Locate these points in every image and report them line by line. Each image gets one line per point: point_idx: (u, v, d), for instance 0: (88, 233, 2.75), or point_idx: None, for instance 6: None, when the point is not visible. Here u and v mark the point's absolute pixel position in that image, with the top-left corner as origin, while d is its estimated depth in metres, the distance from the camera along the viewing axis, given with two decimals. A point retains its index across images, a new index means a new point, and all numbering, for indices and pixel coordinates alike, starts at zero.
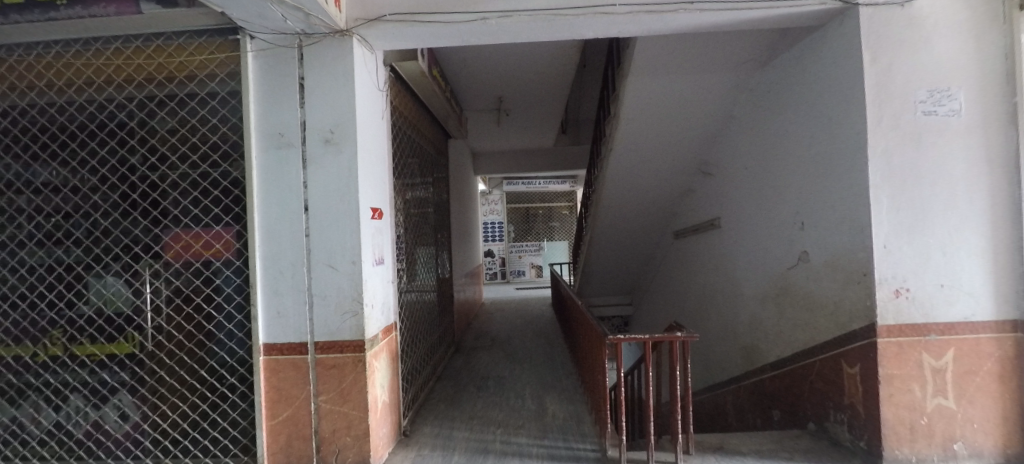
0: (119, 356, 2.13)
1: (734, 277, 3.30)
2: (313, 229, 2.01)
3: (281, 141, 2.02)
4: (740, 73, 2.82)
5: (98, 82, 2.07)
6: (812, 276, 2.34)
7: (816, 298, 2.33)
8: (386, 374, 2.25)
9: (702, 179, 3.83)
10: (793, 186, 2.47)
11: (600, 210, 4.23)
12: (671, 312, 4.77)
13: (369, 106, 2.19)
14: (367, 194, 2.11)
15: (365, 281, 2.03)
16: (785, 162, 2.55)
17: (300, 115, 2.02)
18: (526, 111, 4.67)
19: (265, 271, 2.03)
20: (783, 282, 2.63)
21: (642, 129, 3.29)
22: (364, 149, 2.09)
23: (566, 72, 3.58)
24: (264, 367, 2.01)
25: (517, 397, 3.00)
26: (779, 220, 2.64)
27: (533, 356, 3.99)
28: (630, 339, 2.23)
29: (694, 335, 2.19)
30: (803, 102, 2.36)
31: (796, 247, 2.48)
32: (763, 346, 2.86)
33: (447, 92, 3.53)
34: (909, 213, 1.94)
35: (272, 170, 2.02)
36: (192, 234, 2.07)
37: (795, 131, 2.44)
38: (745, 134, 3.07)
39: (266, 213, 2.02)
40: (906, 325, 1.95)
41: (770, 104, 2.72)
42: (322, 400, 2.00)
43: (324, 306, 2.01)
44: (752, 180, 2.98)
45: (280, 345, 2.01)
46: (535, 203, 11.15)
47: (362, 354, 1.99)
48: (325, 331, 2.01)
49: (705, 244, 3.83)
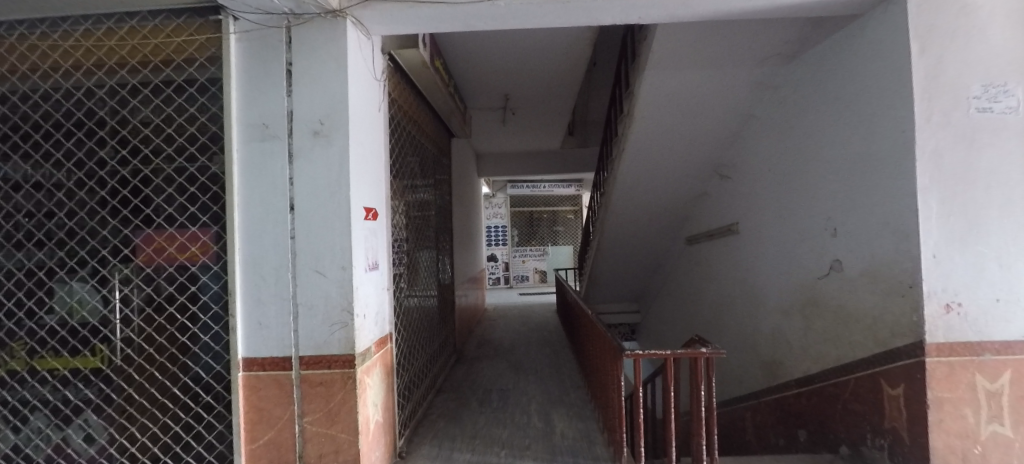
0: (83, 371, 1.89)
1: (755, 285, 3.11)
2: (299, 231, 1.82)
3: (265, 133, 1.82)
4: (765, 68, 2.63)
5: (65, 66, 1.85)
6: (846, 287, 2.16)
7: (851, 312, 2.13)
8: (380, 391, 2.05)
9: (717, 182, 3.67)
10: (825, 190, 2.29)
11: (610, 214, 4.06)
12: (682, 321, 4.61)
13: (364, 97, 2.00)
14: (360, 193, 1.92)
15: (356, 288, 1.83)
16: (815, 164, 2.37)
17: (287, 104, 1.83)
18: (533, 110, 4.49)
19: (245, 276, 1.83)
20: (812, 293, 2.45)
21: (657, 128, 3.11)
22: (357, 143, 1.90)
23: (577, 68, 3.42)
24: (242, 384, 1.81)
25: (522, 413, 2.80)
26: (809, 225, 2.45)
27: (539, 367, 3.79)
28: (650, 355, 2.02)
29: (721, 352, 1.99)
30: (837, 98, 2.18)
31: (826, 256, 2.30)
32: (790, 361, 2.67)
33: (451, 86, 3.34)
34: (961, 220, 1.75)
35: (254, 164, 1.83)
36: (165, 236, 1.87)
37: (826, 129, 2.27)
38: (767, 134, 2.89)
39: (248, 213, 1.83)
40: (958, 343, 1.75)
41: (798, 102, 2.53)
42: (307, 421, 1.81)
43: (311, 317, 1.82)
44: (775, 183, 2.80)
45: (261, 359, 1.82)
46: (540, 206, 10.94)
47: (352, 371, 1.80)
48: (311, 345, 1.81)
49: (721, 250, 3.67)
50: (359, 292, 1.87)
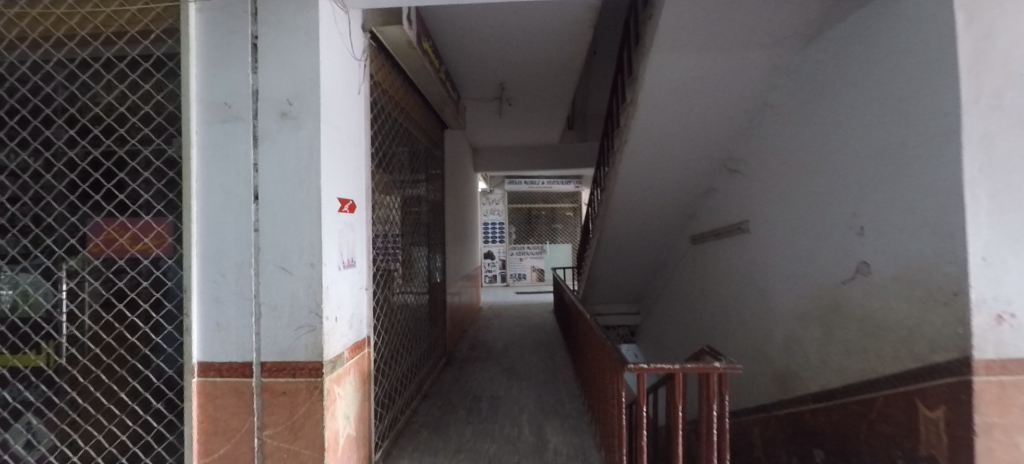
0: (23, 371, 1.70)
1: (767, 288, 2.98)
2: (262, 223, 1.63)
3: (226, 113, 1.64)
4: (782, 49, 2.47)
5: (8, 38, 1.67)
6: (876, 291, 1.97)
7: (878, 323, 1.96)
8: (354, 400, 1.86)
9: (725, 177, 3.54)
10: (846, 187, 2.14)
11: (611, 212, 3.87)
12: (685, 324, 4.44)
13: (341, 76, 1.81)
14: (333, 181, 1.72)
15: (326, 288, 1.64)
16: (836, 159, 2.20)
17: (252, 82, 1.64)
18: (530, 101, 4.29)
19: (202, 272, 1.64)
20: (833, 297, 2.27)
21: (662, 115, 2.92)
22: (330, 126, 1.71)
23: (577, 53, 3.24)
24: (196, 392, 1.62)
25: (512, 425, 2.60)
26: (828, 225, 2.29)
27: (533, 372, 3.60)
28: (656, 370, 1.81)
29: (737, 367, 1.82)
30: (867, 82, 1.98)
31: (852, 258, 2.12)
32: (806, 373, 2.50)
33: (442, 72, 3.15)
34: (1015, 217, 1.53)
35: (215, 148, 1.64)
36: (116, 225, 1.68)
37: (852, 117, 2.07)
38: (786, 125, 2.70)
39: (206, 202, 1.64)
40: (1010, 360, 1.54)
41: (820, 90, 2.34)
42: (268, 435, 1.62)
43: (275, 319, 1.63)
44: (795, 179, 2.61)
45: (219, 365, 1.63)
46: (539, 204, 10.73)
47: (319, 380, 1.61)
48: (274, 350, 1.63)
49: (730, 251, 3.51)
50: (330, 292, 1.67)
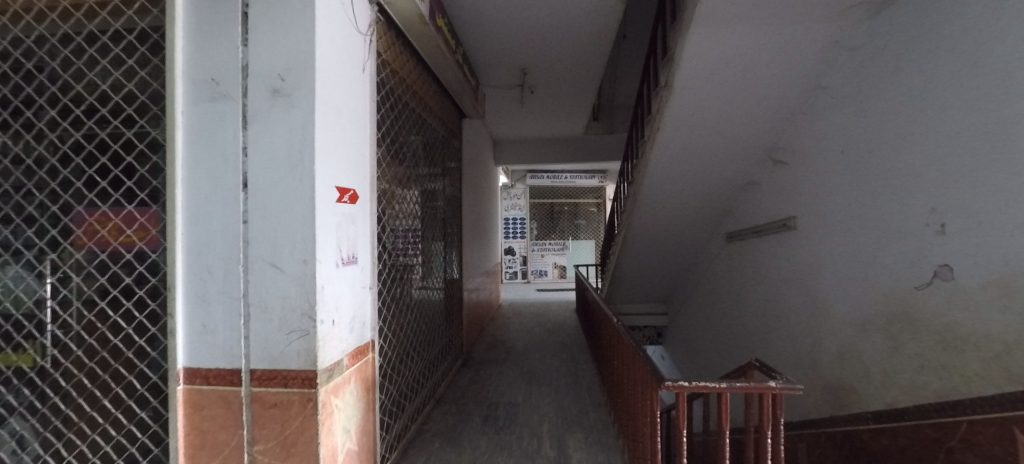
0: (5, 372, 1.58)
1: (818, 292, 2.70)
2: (252, 214, 1.46)
3: (214, 90, 1.46)
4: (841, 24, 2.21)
5: None
6: (957, 300, 1.78)
7: (965, 337, 1.76)
8: (354, 412, 1.68)
9: (768, 169, 3.22)
10: (922, 179, 1.91)
11: (638, 207, 3.58)
12: (718, 327, 4.15)
13: (341, 50, 1.61)
14: (331, 167, 1.53)
15: (321, 288, 1.45)
16: (910, 148, 1.97)
17: (242, 56, 1.46)
18: (555, 89, 4.06)
19: (187, 268, 1.48)
20: (902, 307, 2.06)
21: (702, 98, 2.63)
22: (328, 106, 1.51)
23: (603, 36, 2.99)
24: (182, 400, 1.47)
25: (530, 436, 2.40)
26: (899, 223, 2.04)
27: (554, 376, 3.40)
28: (699, 388, 1.55)
29: (797, 388, 1.54)
30: (954, 67, 1.76)
31: (928, 261, 1.91)
32: (864, 390, 2.28)
33: (459, 54, 2.94)
34: None
35: (201, 130, 1.47)
36: (98, 216, 1.52)
37: (932, 109, 1.86)
38: (842, 111, 2.42)
39: (192, 190, 1.47)
40: None
41: (888, 70, 2.09)
42: (258, 450, 1.45)
43: (265, 322, 1.46)
44: (856, 174, 2.33)
45: (205, 371, 1.47)
46: (561, 199, 10.44)
47: (312, 392, 1.42)
48: (265, 357, 1.46)
49: (774, 250, 3.20)
50: (326, 293, 1.48)
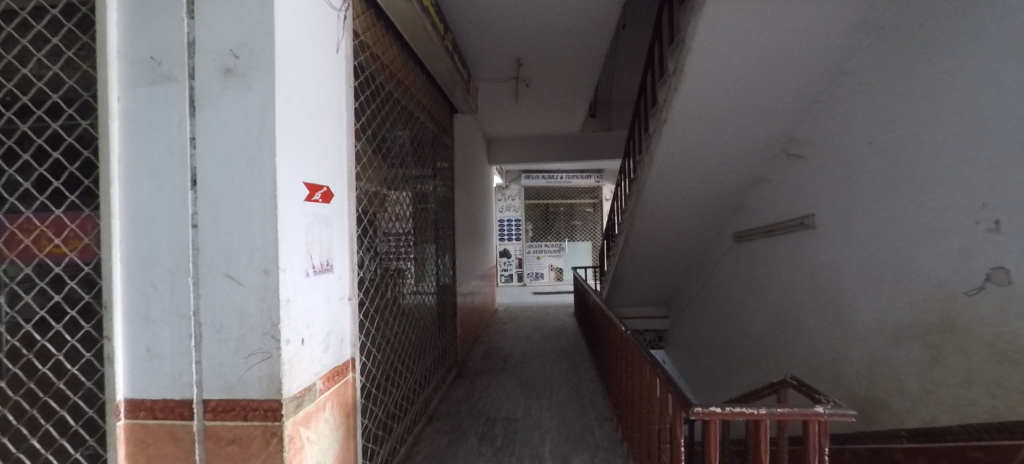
0: None
1: (841, 295, 2.52)
2: (202, 216, 1.24)
3: (155, 72, 1.24)
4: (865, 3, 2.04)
5: None
6: (1013, 307, 1.60)
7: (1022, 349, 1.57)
8: (330, 443, 1.45)
9: (781, 164, 3.05)
10: (971, 173, 1.73)
11: (641, 205, 3.39)
12: (725, 331, 3.97)
13: (308, 24, 1.39)
14: (297, 159, 1.31)
15: (285, 300, 1.23)
16: (953, 139, 1.79)
17: (188, 31, 1.24)
18: (552, 82, 3.85)
19: (126, 282, 1.25)
20: (945, 313, 1.87)
21: (712, 87, 2.44)
22: (293, 87, 1.29)
23: (605, 22, 2.79)
24: (125, 439, 1.24)
25: (533, 458, 2.18)
26: (942, 222, 1.86)
27: (556, 387, 3.19)
28: (733, 415, 1.34)
29: (849, 415, 1.33)
30: (1005, 48, 1.58)
31: (977, 264, 1.73)
32: (898, 404, 2.08)
33: (449, 41, 2.72)
34: None
35: (141, 119, 1.24)
36: (19, 223, 1.28)
37: (981, 94, 1.67)
38: (868, 99, 2.24)
39: (129, 190, 1.25)
40: None
41: (922, 54, 1.92)
42: None
43: (220, 343, 1.23)
44: (885, 168, 2.16)
45: (151, 404, 1.25)
46: (556, 199, 10.24)
47: (276, 425, 1.20)
48: (220, 385, 1.23)
49: (789, 250, 3.02)
50: (292, 308, 1.26)
